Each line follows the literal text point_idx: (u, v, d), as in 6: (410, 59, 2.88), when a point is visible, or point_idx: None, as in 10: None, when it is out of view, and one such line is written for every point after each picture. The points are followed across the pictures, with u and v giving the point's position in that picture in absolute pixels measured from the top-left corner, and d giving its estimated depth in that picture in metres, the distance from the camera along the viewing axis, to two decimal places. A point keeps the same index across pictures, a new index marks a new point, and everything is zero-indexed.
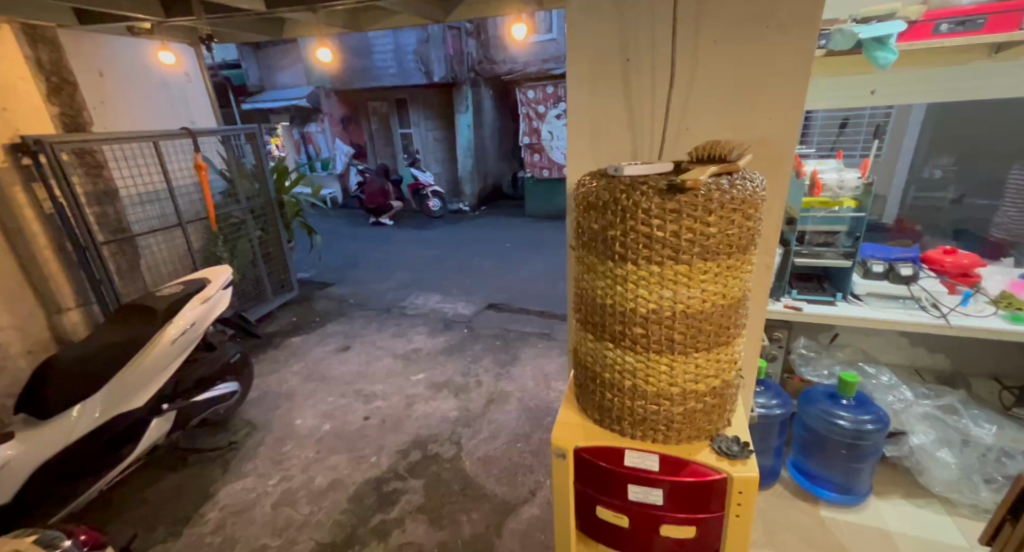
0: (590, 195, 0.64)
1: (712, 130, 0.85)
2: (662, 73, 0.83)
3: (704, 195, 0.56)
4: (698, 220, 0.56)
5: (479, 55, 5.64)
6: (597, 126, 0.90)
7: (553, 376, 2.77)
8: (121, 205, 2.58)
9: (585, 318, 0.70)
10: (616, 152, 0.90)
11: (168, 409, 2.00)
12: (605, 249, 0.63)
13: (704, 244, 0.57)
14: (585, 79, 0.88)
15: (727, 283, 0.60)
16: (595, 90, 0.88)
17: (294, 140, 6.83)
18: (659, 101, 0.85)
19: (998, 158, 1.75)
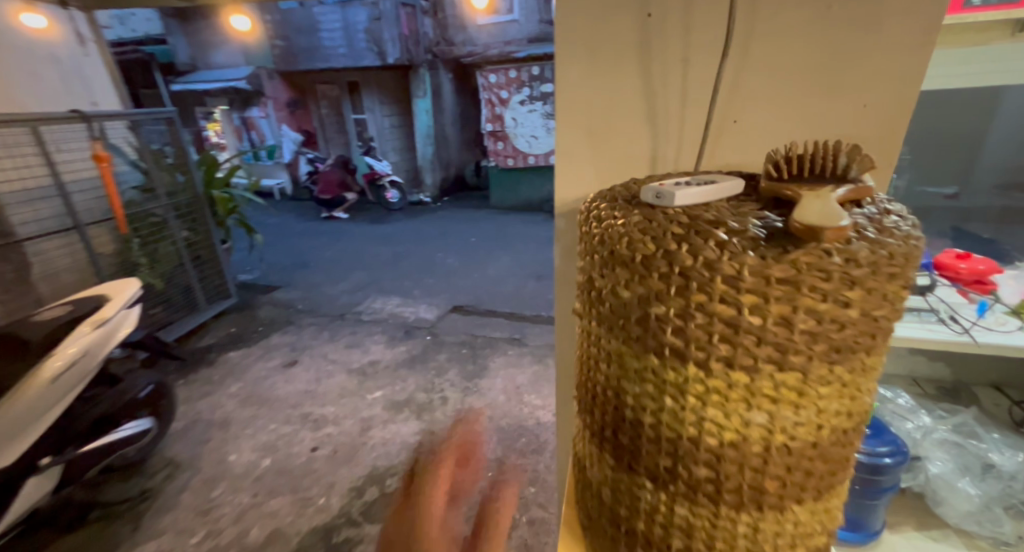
0: (616, 238, 0.36)
1: (770, 126, 0.58)
2: (700, 43, 0.57)
3: (841, 252, 0.30)
4: (831, 300, 0.30)
5: (435, 36, 5.28)
6: (601, 120, 0.63)
7: (527, 389, 2.50)
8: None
9: (602, 432, 0.43)
10: (629, 157, 0.64)
11: (49, 464, 1.59)
12: (644, 336, 0.36)
13: (833, 338, 0.31)
14: (585, 52, 0.61)
15: (858, 394, 0.35)
16: (600, 68, 0.61)
17: (234, 126, 6.13)
18: (694, 84, 0.59)
19: (958, 146, 1.22)
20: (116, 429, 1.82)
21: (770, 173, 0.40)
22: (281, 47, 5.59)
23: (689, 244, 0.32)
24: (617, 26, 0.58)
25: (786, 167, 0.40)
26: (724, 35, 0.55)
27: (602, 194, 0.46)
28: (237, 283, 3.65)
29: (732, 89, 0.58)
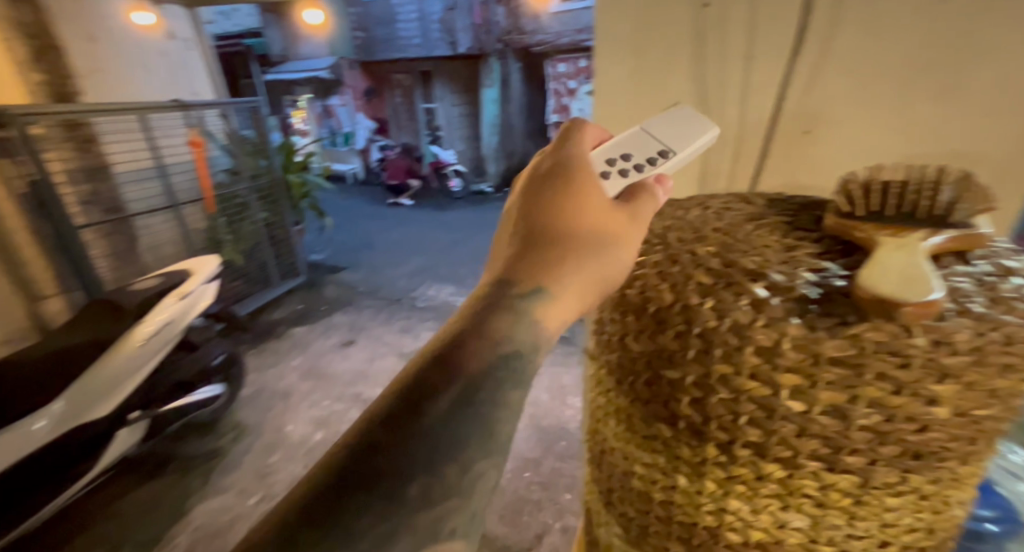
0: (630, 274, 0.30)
1: (850, 141, 0.49)
2: (765, 41, 0.48)
3: (929, 340, 0.22)
4: (909, 394, 0.23)
5: (507, 24, 4.91)
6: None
7: (571, 390, 2.21)
8: (114, 182, 2.13)
9: (610, 494, 0.37)
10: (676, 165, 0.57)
11: (139, 418, 1.43)
12: (657, 399, 0.29)
13: (906, 441, 0.24)
14: (631, 54, 0.55)
15: (932, 504, 0.28)
16: (649, 71, 0.55)
17: (316, 113, 6.50)
18: (759, 85, 0.50)
19: None
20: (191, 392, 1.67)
21: (842, 206, 0.32)
22: (362, 38, 5.83)
23: (716, 299, 0.25)
24: (667, 23, 0.52)
25: (864, 201, 0.32)
26: (795, 29, 0.47)
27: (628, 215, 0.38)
28: (308, 263, 3.77)
29: (803, 94, 0.49)
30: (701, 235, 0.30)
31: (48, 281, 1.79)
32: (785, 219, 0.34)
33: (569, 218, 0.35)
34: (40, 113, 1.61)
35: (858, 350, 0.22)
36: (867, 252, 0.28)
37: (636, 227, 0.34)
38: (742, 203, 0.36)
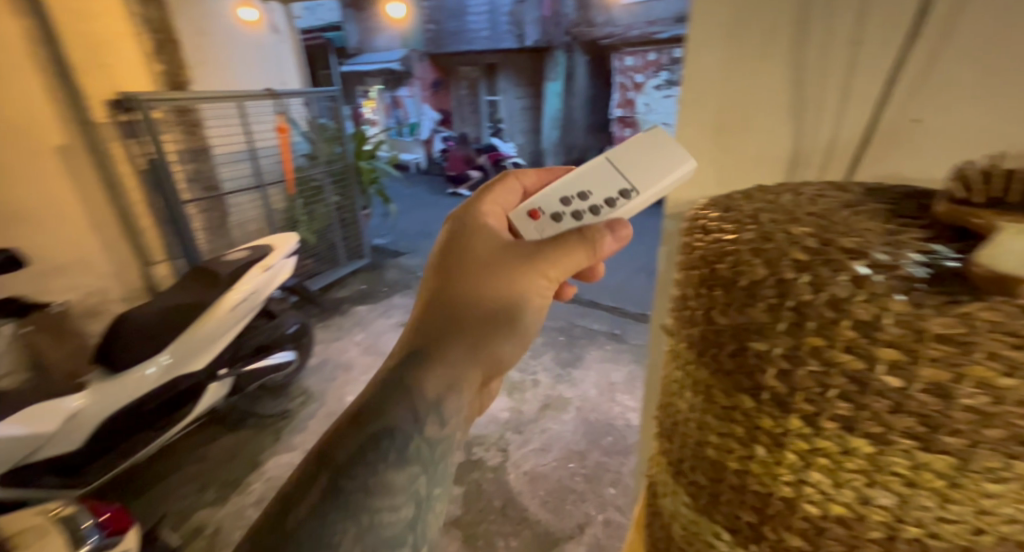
0: (720, 252, 0.31)
1: (980, 129, 0.40)
2: (879, 18, 0.42)
3: None
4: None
5: (577, 16, 4.88)
6: (733, 114, 0.51)
7: (620, 388, 2.19)
8: (212, 162, 2.33)
9: (681, 464, 0.38)
10: (763, 158, 0.51)
11: (225, 375, 1.58)
12: (738, 371, 0.30)
13: (1018, 428, 0.23)
14: (719, 36, 0.50)
15: None
16: (740, 47, 0.49)
17: (385, 104, 6.78)
18: (868, 64, 0.43)
19: None
20: (267, 356, 1.82)
21: (957, 193, 0.31)
22: (433, 31, 5.99)
23: (813, 275, 0.26)
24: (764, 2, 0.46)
25: (984, 188, 0.31)
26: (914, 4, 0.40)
27: (716, 199, 0.39)
28: (371, 247, 3.96)
29: (921, 75, 0.42)
30: (795, 219, 0.30)
31: (157, 248, 2.01)
32: (890, 205, 0.33)
33: (471, 286, 0.49)
34: (160, 98, 1.81)
35: (967, 328, 0.22)
36: (984, 237, 0.27)
37: (511, 307, 0.48)
38: (839, 190, 0.35)
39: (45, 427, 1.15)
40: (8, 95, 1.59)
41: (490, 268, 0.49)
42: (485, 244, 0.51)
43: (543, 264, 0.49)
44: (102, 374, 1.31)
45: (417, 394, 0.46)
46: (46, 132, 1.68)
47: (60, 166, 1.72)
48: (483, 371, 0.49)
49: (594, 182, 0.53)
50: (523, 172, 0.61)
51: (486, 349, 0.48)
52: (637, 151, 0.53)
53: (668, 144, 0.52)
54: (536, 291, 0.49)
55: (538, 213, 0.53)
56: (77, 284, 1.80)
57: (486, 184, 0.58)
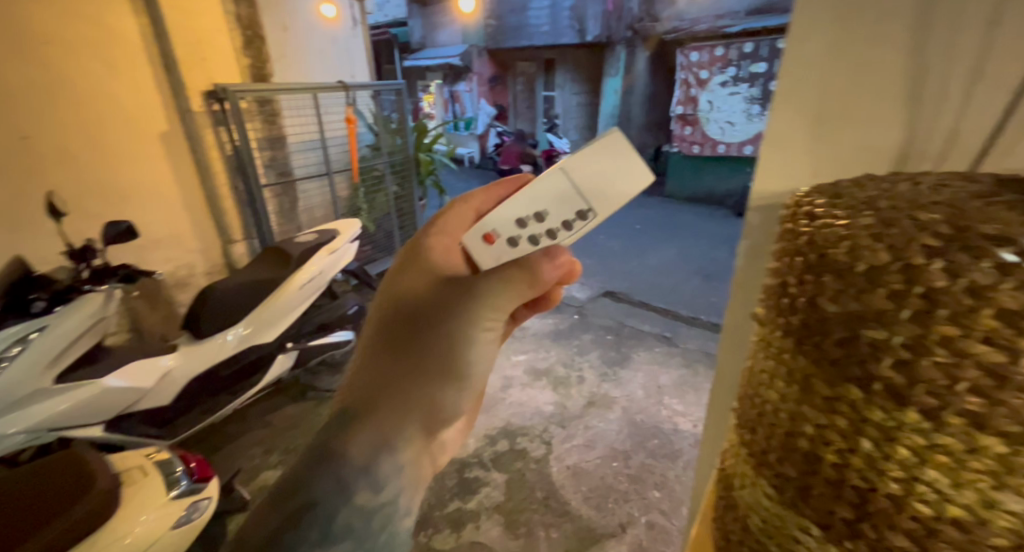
0: (834, 239, 0.30)
1: None
2: None
3: None
4: None
5: (641, 11, 4.79)
6: (836, 104, 0.48)
7: (669, 391, 2.14)
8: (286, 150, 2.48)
9: (764, 456, 0.38)
10: (868, 151, 0.47)
11: (292, 348, 1.68)
12: (848, 360, 0.29)
13: None
14: (830, 19, 0.46)
15: None
16: (850, 29, 0.45)
17: (443, 98, 6.93)
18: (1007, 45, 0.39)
19: None
20: (329, 333, 1.85)
21: None
22: (494, 26, 6.03)
23: (949, 261, 0.25)
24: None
25: None
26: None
27: (818, 187, 0.38)
28: None
29: None
30: (919, 207, 0.29)
31: (236, 228, 2.16)
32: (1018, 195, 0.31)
33: (397, 344, 0.50)
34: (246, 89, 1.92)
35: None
36: None
37: (440, 360, 0.50)
38: (965, 182, 0.33)
39: (142, 382, 1.28)
40: (123, 85, 1.78)
41: (412, 317, 0.51)
42: (406, 294, 0.52)
43: (467, 305, 0.50)
44: (188, 339, 1.45)
45: (347, 456, 0.47)
46: (154, 118, 1.87)
47: (163, 150, 1.91)
48: (421, 423, 0.50)
49: (551, 198, 0.54)
50: (471, 194, 0.60)
51: (418, 396, 0.49)
52: (592, 160, 0.53)
53: (623, 154, 0.52)
54: (463, 331, 0.50)
55: (493, 237, 0.54)
56: (170, 257, 2.00)
57: (436, 213, 0.60)
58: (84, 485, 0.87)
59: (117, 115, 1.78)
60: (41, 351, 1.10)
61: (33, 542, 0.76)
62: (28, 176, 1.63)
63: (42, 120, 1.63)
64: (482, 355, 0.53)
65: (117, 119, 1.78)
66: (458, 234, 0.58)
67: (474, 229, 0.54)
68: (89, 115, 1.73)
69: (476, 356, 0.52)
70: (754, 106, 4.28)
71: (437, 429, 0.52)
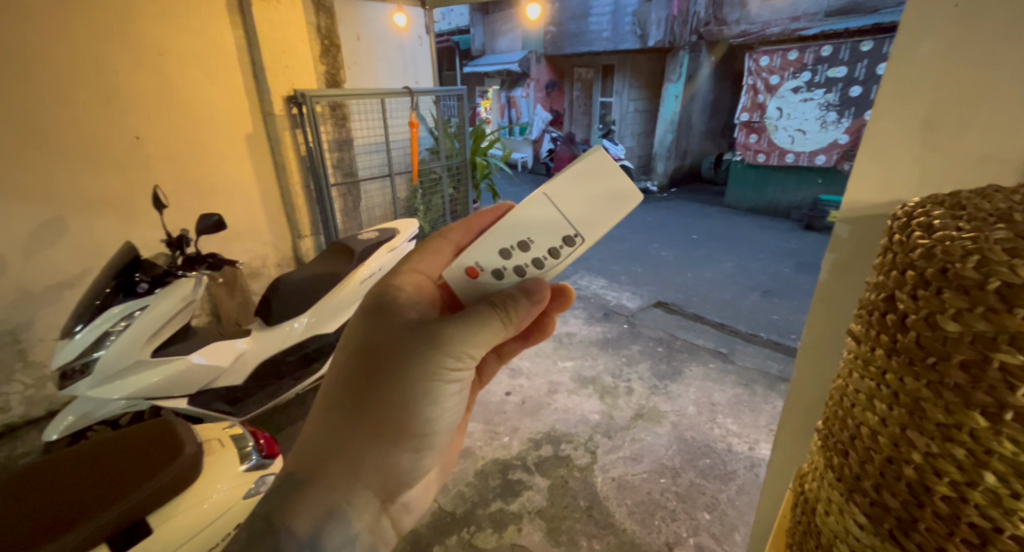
0: (959, 253, 0.27)
1: None
2: None
3: None
4: None
5: (707, 14, 4.65)
6: (950, 111, 0.46)
7: (723, 409, 2.05)
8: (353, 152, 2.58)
9: (855, 483, 0.35)
10: (986, 163, 0.45)
11: None
12: (974, 387, 0.26)
13: None
14: (951, 20, 0.44)
15: None
16: (972, 33, 0.43)
17: (500, 103, 7.01)
18: None
19: None
20: None
21: None
22: (553, 33, 5.98)
23: None
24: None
25: None
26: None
27: (929, 196, 0.35)
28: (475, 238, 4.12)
29: None
30: None
31: (305, 224, 2.29)
32: None
33: (345, 412, 0.52)
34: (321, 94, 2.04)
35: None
36: None
37: (389, 428, 0.53)
38: None
39: (220, 361, 1.38)
40: (217, 90, 1.93)
41: (368, 376, 0.53)
42: (363, 349, 0.54)
43: (423, 363, 0.52)
44: (260, 325, 1.54)
45: (292, 526, 0.49)
46: (242, 121, 2.03)
47: (247, 150, 2.07)
48: (374, 485, 0.54)
49: (533, 228, 0.58)
50: (451, 229, 0.67)
51: (370, 456, 0.52)
52: (572, 188, 0.56)
53: (601, 180, 0.56)
54: (418, 388, 0.53)
55: (476, 271, 0.59)
56: (247, 249, 2.16)
57: (417, 249, 0.66)
58: (174, 450, 0.94)
59: (209, 117, 1.93)
60: (141, 329, 1.21)
61: (123, 503, 0.82)
62: (132, 172, 1.80)
63: (148, 120, 1.80)
64: (438, 411, 0.56)
65: (211, 120, 1.94)
66: (435, 271, 0.65)
67: (456, 263, 0.59)
68: (186, 117, 1.88)
69: (433, 411, 0.55)
70: (830, 112, 3.99)
71: (392, 487, 0.56)
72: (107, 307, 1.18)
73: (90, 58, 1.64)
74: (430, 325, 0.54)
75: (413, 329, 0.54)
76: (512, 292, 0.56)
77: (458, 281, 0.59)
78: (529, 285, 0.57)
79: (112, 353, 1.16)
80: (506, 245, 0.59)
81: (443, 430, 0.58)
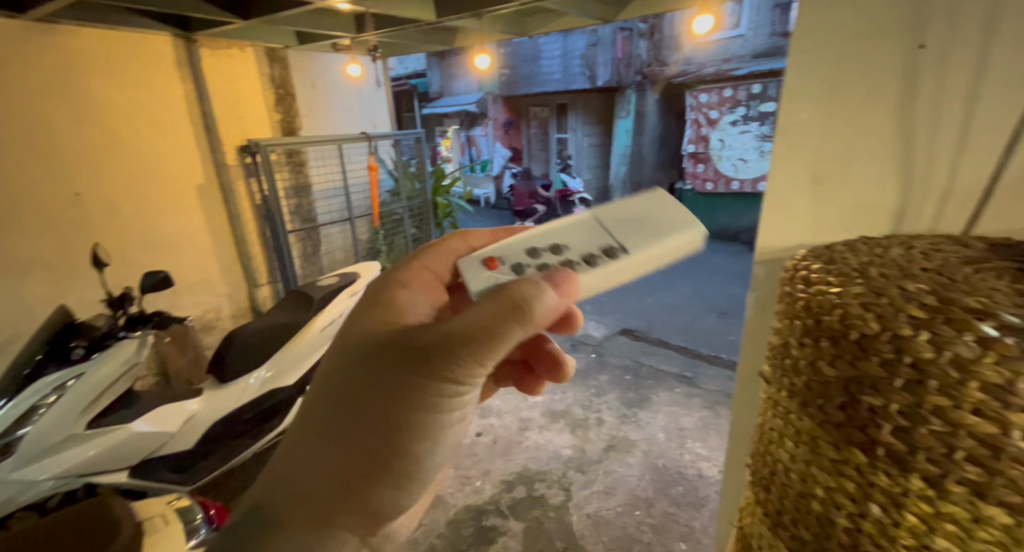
0: (827, 306, 0.31)
1: None
2: (996, 78, 0.44)
3: None
4: None
5: (649, 57, 4.98)
6: (832, 168, 0.54)
7: (691, 434, 2.08)
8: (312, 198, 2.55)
9: (778, 518, 0.38)
10: (866, 209, 0.53)
11: None
12: (850, 422, 0.29)
13: None
14: (821, 92, 0.53)
15: None
16: (839, 105, 0.52)
17: (460, 142, 7.17)
18: (982, 124, 0.45)
19: None
20: None
21: None
22: (507, 75, 6.25)
23: (934, 333, 0.25)
24: (872, 63, 0.49)
25: None
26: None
27: (815, 250, 0.40)
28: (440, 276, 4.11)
29: None
30: (910, 273, 0.31)
31: (262, 271, 2.28)
32: (1016, 265, 0.30)
33: (325, 441, 0.51)
34: (275, 142, 2.07)
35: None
36: None
37: (371, 461, 0.51)
38: (956, 245, 0.35)
39: (166, 427, 1.30)
40: (166, 143, 1.92)
41: (353, 396, 0.51)
42: (348, 366, 0.52)
43: (408, 392, 0.50)
44: (212, 383, 1.45)
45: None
46: (192, 172, 2.00)
47: (198, 201, 2.03)
48: (353, 525, 0.52)
49: (576, 242, 0.62)
50: (475, 234, 0.71)
51: (355, 485, 0.51)
52: (625, 216, 0.63)
53: (656, 213, 0.62)
54: (406, 411, 0.50)
55: (494, 262, 0.61)
56: (199, 301, 2.09)
57: (428, 245, 0.70)
58: (108, 536, 0.88)
59: (158, 171, 1.91)
60: (79, 397, 1.14)
61: None
62: (73, 229, 1.73)
63: (90, 177, 1.74)
64: (433, 434, 0.52)
65: (157, 173, 1.90)
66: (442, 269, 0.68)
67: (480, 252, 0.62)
68: (132, 172, 1.84)
69: (424, 441, 0.52)
70: (766, 143, 4.31)
71: (376, 523, 0.53)
72: (39, 377, 1.11)
73: (30, 118, 1.60)
74: (418, 340, 0.50)
75: (401, 350, 0.50)
76: (538, 284, 0.51)
77: (477, 267, 0.61)
78: (557, 278, 0.53)
79: (40, 428, 1.09)
80: (538, 249, 0.62)
81: (441, 454, 0.54)
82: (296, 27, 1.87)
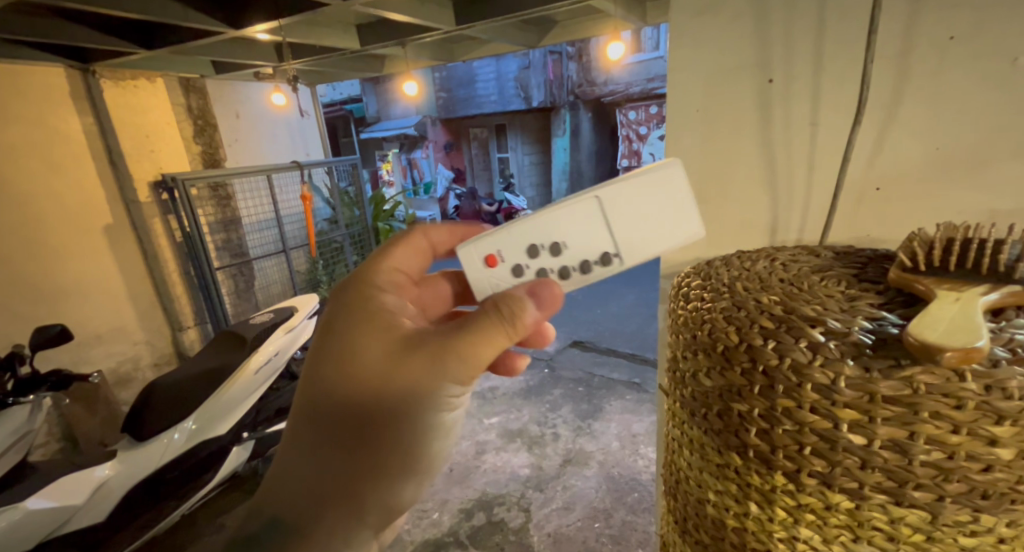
0: (700, 320, 0.34)
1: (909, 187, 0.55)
2: (829, 108, 0.57)
3: (975, 390, 0.22)
4: (966, 434, 0.23)
5: (580, 78, 5.19)
6: (714, 188, 0.66)
7: (644, 439, 2.12)
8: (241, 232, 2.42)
9: (685, 524, 0.39)
10: (747, 219, 0.65)
11: (248, 438, 1.53)
12: (724, 425, 0.32)
13: (973, 479, 0.23)
14: (702, 121, 0.65)
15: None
16: (716, 135, 0.64)
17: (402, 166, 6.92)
18: (823, 147, 0.58)
19: None
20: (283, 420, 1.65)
21: (923, 237, 0.35)
22: (445, 98, 6.30)
23: (778, 341, 0.28)
24: (739, 97, 0.62)
25: (924, 258, 0.32)
26: (854, 104, 0.56)
27: (697, 265, 0.43)
28: None
29: (873, 152, 0.56)
30: (767, 285, 0.34)
31: (188, 314, 2.13)
32: (850, 272, 0.36)
33: (344, 449, 0.50)
34: (196, 176, 1.96)
35: (912, 390, 0.23)
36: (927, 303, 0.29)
37: (394, 461, 0.51)
38: (808, 255, 0.40)
39: (72, 499, 1.17)
40: (67, 184, 1.78)
41: (371, 399, 0.49)
42: (359, 372, 0.49)
43: (426, 394, 0.49)
44: (129, 442, 1.32)
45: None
46: (99, 214, 1.87)
47: (106, 243, 1.89)
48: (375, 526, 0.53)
49: (577, 235, 0.53)
50: (434, 230, 0.66)
51: (376, 488, 0.51)
52: (634, 200, 0.50)
53: (671, 211, 0.50)
54: (429, 404, 0.50)
55: (496, 259, 0.54)
56: (113, 352, 1.93)
57: (392, 240, 0.64)
58: None
59: (60, 215, 1.76)
60: None
61: None
62: None
63: None
64: (453, 426, 0.54)
65: (54, 216, 1.75)
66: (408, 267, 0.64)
67: (479, 248, 0.55)
68: (28, 216, 1.69)
69: (437, 439, 0.53)
70: None
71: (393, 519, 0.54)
72: None
73: None
74: (432, 342, 0.49)
75: (415, 355, 0.49)
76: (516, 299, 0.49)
77: (476, 266, 0.55)
78: (539, 288, 0.50)
79: None
80: (536, 242, 0.54)
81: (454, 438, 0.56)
82: (214, 56, 1.81)
